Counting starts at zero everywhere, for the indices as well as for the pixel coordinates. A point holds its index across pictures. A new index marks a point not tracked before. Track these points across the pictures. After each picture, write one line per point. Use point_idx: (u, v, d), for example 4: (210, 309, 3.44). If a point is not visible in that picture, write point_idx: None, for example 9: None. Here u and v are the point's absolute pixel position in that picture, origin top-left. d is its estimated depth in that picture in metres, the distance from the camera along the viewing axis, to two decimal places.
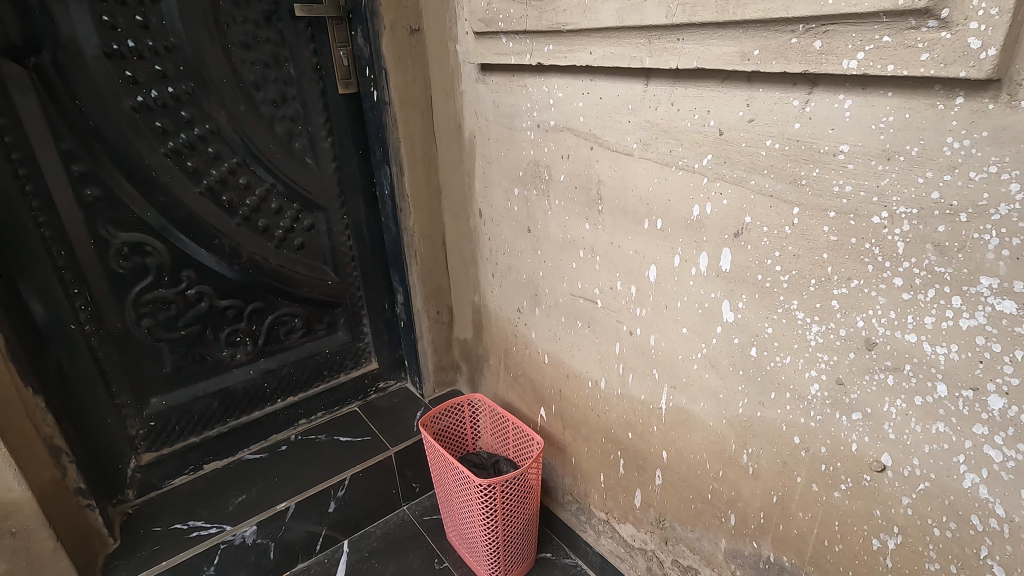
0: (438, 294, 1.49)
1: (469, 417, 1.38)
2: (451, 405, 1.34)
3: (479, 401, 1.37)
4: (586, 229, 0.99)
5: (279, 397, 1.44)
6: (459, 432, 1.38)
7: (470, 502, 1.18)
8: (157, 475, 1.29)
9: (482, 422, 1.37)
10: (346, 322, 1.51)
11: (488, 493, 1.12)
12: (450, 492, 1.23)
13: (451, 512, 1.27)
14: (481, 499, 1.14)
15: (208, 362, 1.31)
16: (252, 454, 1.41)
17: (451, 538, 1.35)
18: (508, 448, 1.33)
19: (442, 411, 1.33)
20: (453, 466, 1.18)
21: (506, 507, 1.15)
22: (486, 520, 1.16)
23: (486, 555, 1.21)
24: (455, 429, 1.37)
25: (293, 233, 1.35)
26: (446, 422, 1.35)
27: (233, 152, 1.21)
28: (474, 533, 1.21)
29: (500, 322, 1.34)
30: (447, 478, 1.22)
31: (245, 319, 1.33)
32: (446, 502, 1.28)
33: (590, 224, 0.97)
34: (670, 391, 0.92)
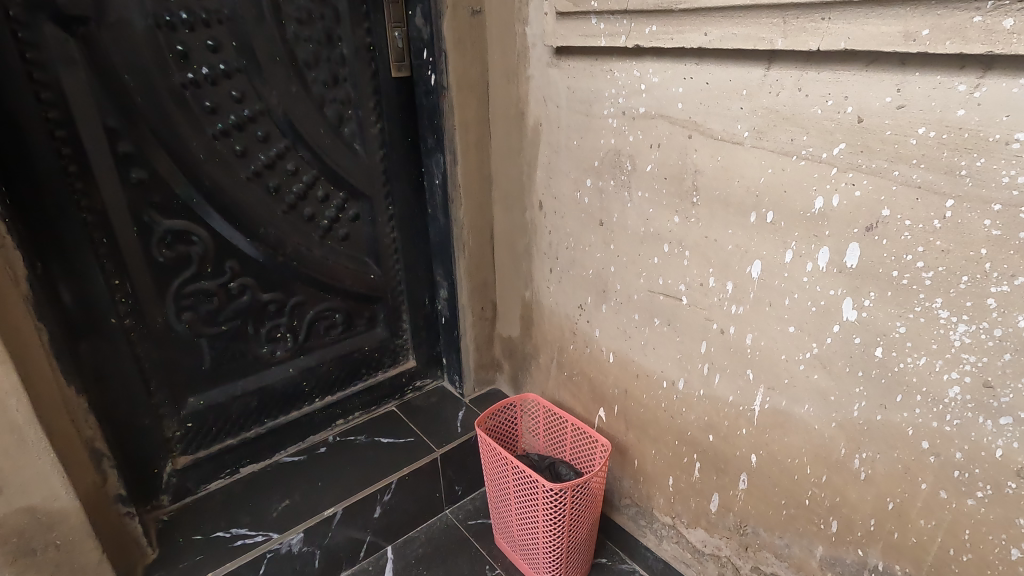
0: (483, 290, 1.43)
1: (519, 418, 1.34)
2: (503, 405, 1.29)
3: (530, 400, 1.33)
4: (674, 222, 0.94)
5: (317, 396, 1.37)
6: (508, 433, 1.33)
7: (534, 506, 1.12)
8: (193, 479, 1.21)
9: (533, 422, 1.33)
10: (386, 318, 1.44)
11: (557, 497, 1.07)
12: (508, 495, 1.18)
13: (506, 516, 1.22)
14: (548, 504, 1.09)
15: (247, 358, 1.23)
16: (289, 456, 1.34)
17: (502, 543, 1.30)
18: (563, 450, 1.29)
19: (494, 412, 1.28)
20: (514, 468, 1.13)
21: (573, 512, 1.10)
22: (551, 525, 1.11)
23: (547, 561, 1.17)
24: (505, 429, 1.33)
25: (338, 224, 1.28)
26: (497, 423, 1.30)
27: (283, 135, 1.13)
28: (535, 538, 1.16)
29: (555, 319, 1.29)
30: (505, 481, 1.17)
31: (287, 314, 1.26)
32: (501, 506, 1.23)
33: (681, 217, 0.92)
34: (766, 391, 0.88)
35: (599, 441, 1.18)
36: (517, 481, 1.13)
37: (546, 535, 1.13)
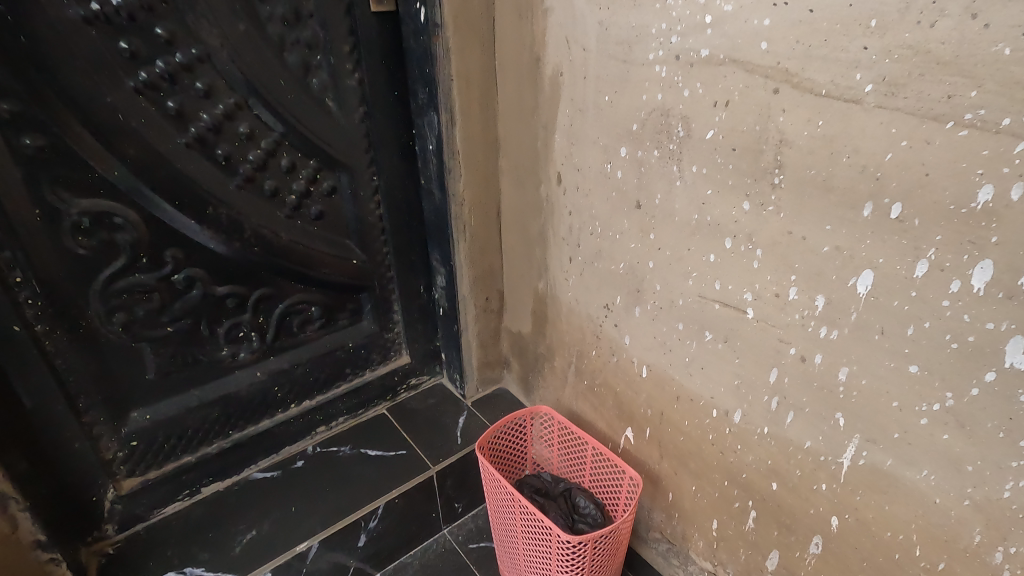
0: (488, 278, 1.21)
1: (529, 434, 1.13)
2: (509, 421, 1.09)
3: (543, 414, 1.12)
4: (741, 211, 0.69)
5: (292, 402, 1.17)
6: (516, 451, 1.13)
7: (544, 554, 0.93)
8: (144, 504, 1.03)
9: (546, 440, 1.13)
10: (373, 310, 1.23)
11: (575, 549, 0.87)
12: (514, 535, 0.99)
13: (514, 555, 1.03)
14: (563, 555, 0.89)
15: (203, 363, 1.03)
16: (261, 472, 1.16)
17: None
18: (581, 474, 1.08)
19: (498, 430, 1.08)
20: (521, 508, 0.93)
21: (593, 563, 0.90)
22: None
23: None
24: (512, 446, 1.13)
25: (310, 200, 1.04)
26: (502, 442, 1.10)
27: (231, 89, 0.89)
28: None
29: (574, 317, 1.06)
30: (511, 519, 0.97)
31: (250, 310, 1.05)
32: (507, 543, 1.03)
33: (751, 204, 0.68)
34: (861, 444, 0.66)
35: (626, 473, 0.97)
36: (526, 523, 0.93)
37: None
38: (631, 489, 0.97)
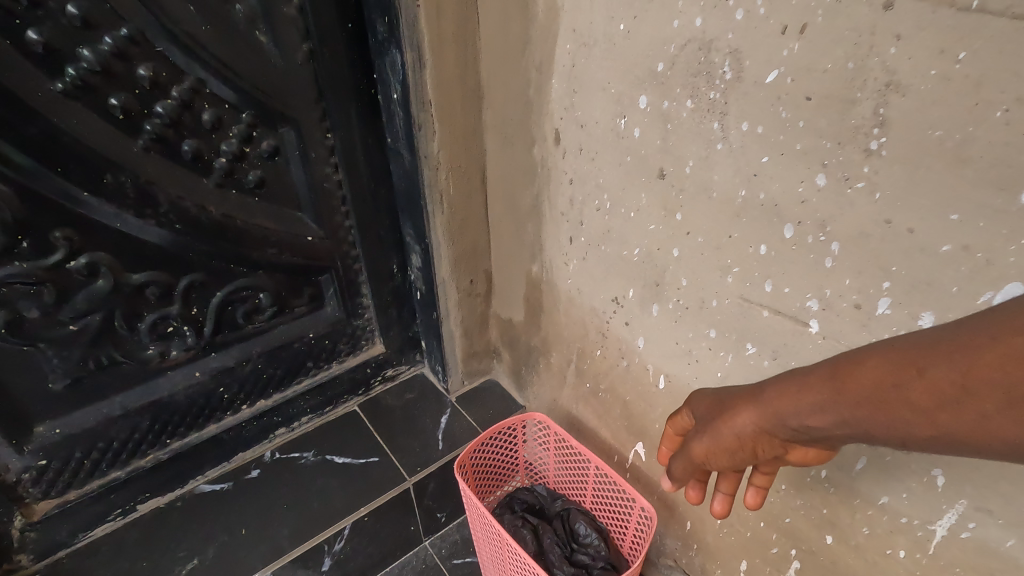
0: (472, 257, 1.01)
1: (521, 444, 0.96)
2: (497, 432, 0.92)
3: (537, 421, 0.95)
4: (813, 188, 0.49)
5: (243, 403, 1.00)
6: (506, 463, 0.97)
7: None
8: (66, 529, 0.88)
9: (542, 450, 0.96)
10: (337, 295, 1.04)
11: None
12: (503, 570, 0.83)
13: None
14: None
15: (124, 366, 0.85)
16: (209, 483, 1.00)
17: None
18: (582, 491, 0.92)
19: (484, 443, 0.91)
20: (509, 546, 0.77)
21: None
22: None
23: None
24: (501, 457, 0.96)
25: (245, 164, 0.84)
26: (489, 455, 0.93)
27: (118, 17, 0.66)
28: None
29: (575, 310, 0.87)
30: (498, 552, 0.82)
31: (179, 301, 0.86)
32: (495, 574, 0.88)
33: (829, 179, 0.47)
34: (966, 513, 0.48)
35: (637, 502, 0.80)
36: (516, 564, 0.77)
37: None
38: (643, 521, 0.81)
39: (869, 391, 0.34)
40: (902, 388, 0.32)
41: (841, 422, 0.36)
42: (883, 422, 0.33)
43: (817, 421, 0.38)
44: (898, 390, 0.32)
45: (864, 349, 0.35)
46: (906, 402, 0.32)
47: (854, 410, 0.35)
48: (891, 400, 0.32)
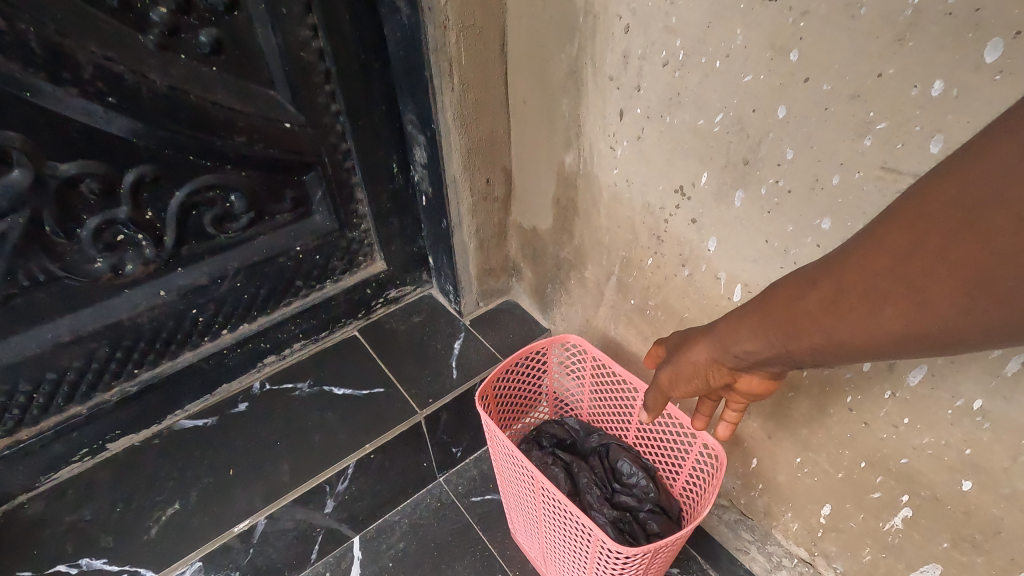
0: (489, 150, 0.83)
1: (550, 371, 0.82)
2: (523, 358, 0.77)
3: (570, 345, 0.80)
4: None
5: (223, 327, 0.86)
6: (532, 393, 0.83)
7: (577, 548, 0.65)
8: (23, 472, 0.76)
9: (575, 378, 0.82)
10: (326, 200, 0.86)
11: (624, 560, 0.59)
12: (535, 515, 0.71)
13: (534, 533, 0.77)
14: (604, 561, 0.62)
15: (67, 282, 0.69)
16: (191, 419, 0.87)
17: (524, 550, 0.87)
18: (624, 423, 0.79)
19: (508, 370, 0.77)
20: (546, 491, 0.64)
21: (651, 570, 0.63)
22: None
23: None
24: (527, 386, 0.82)
25: (194, 18, 0.63)
26: (514, 384, 0.79)
27: None
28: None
29: (620, 209, 0.70)
30: (530, 496, 0.69)
31: (128, 202, 0.69)
32: (524, 518, 0.77)
33: None
34: None
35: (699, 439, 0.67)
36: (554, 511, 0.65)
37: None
38: (704, 461, 0.68)
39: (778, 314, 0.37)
40: (799, 309, 0.35)
41: (765, 347, 0.39)
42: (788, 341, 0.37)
43: (746, 349, 0.41)
44: (796, 307, 0.36)
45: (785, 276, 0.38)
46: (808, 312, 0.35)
47: (769, 332, 0.38)
48: (792, 318, 0.36)
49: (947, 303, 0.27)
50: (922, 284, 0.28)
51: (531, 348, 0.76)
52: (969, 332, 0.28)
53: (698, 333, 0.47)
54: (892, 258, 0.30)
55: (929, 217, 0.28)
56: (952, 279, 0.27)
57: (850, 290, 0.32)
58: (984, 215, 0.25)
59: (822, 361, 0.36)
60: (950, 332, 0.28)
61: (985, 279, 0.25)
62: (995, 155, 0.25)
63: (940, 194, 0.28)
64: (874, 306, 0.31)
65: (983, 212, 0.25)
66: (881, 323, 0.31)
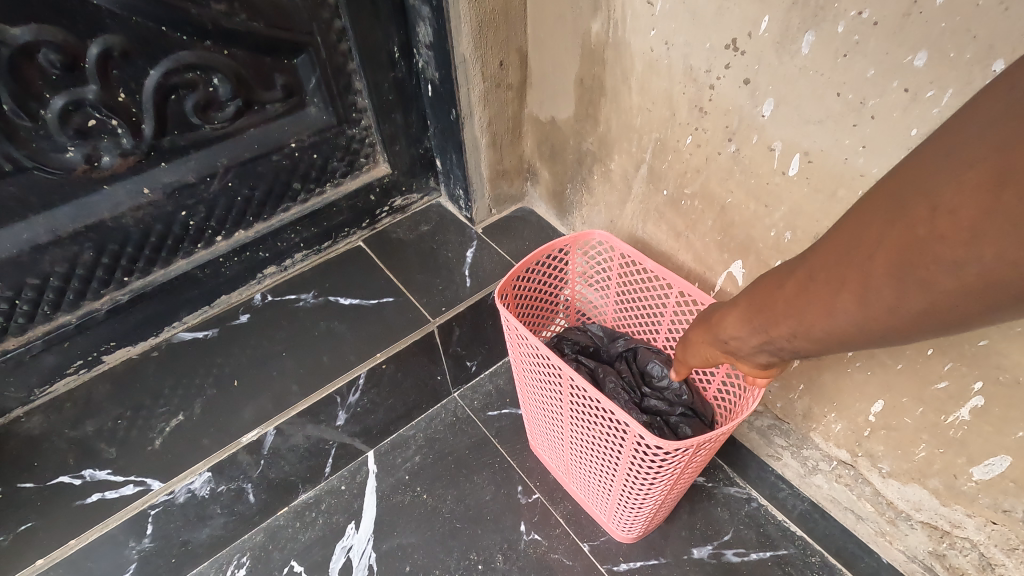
0: (503, 25, 0.73)
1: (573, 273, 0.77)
2: (546, 256, 0.71)
3: (595, 243, 0.74)
4: None
5: (217, 233, 0.79)
6: (555, 297, 0.78)
7: (607, 449, 0.61)
8: (15, 384, 0.71)
9: (601, 280, 0.77)
10: (321, 89, 0.77)
11: (662, 457, 0.55)
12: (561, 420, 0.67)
13: (556, 440, 0.73)
14: (639, 461, 0.57)
15: (37, 174, 0.62)
16: (190, 331, 0.82)
17: (545, 460, 0.84)
18: (654, 327, 0.75)
19: (529, 269, 0.71)
20: (575, 390, 0.59)
21: (687, 472, 0.59)
22: (637, 483, 0.62)
23: (623, 518, 0.71)
24: (547, 291, 0.77)
25: None
26: (534, 287, 0.74)
27: None
28: (608, 489, 0.68)
29: (656, 80, 0.61)
30: (555, 399, 0.65)
31: (95, 80, 0.60)
32: (546, 425, 0.73)
33: None
34: None
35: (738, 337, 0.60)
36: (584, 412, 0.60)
37: (630, 492, 0.64)
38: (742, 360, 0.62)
39: (758, 302, 0.36)
40: (774, 296, 0.35)
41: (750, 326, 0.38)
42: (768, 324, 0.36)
43: (736, 332, 0.40)
44: (777, 292, 0.34)
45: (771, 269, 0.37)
46: (779, 301, 0.34)
47: (755, 316, 0.37)
48: (772, 301, 0.35)
49: (887, 294, 0.26)
50: (868, 274, 0.27)
51: (556, 244, 0.70)
52: (924, 321, 0.26)
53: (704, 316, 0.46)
54: (840, 250, 0.29)
55: (881, 207, 0.27)
56: (891, 265, 0.26)
57: (816, 278, 0.31)
58: (917, 204, 0.25)
59: (805, 349, 0.35)
60: (901, 320, 0.27)
61: (917, 265, 0.25)
62: (939, 147, 0.24)
63: (893, 185, 0.27)
64: (833, 294, 0.30)
65: (911, 202, 0.25)
66: (841, 310, 0.29)
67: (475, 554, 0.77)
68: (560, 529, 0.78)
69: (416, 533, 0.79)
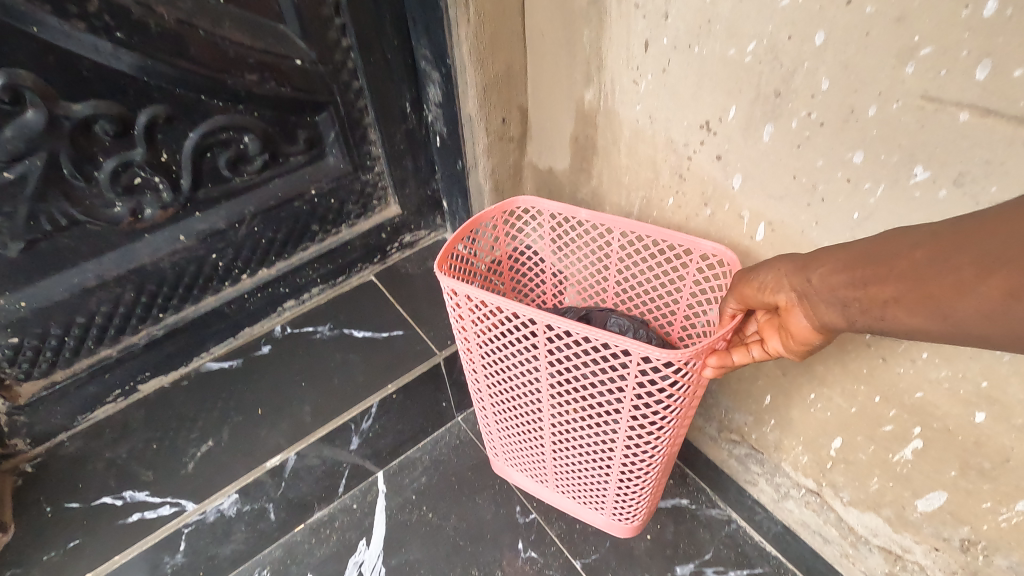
0: (506, 88, 0.80)
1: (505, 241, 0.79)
2: (481, 229, 0.75)
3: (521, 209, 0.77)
4: None
5: (243, 271, 0.86)
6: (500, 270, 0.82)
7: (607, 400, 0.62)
8: (61, 412, 0.79)
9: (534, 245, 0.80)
10: (339, 140, 0.85)
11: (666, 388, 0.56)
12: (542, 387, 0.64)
13: (531, 417, 0.71)
14: (644, 399, 0.58)
15: (89, 226, 0.70)
16: (217, 361, 0.89)
17: (512, 446, 0.82)
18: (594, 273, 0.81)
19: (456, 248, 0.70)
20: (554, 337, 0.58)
21: (695, 393, 0.59)
22: (645, 427, 0.62)
23: (625, 473, 0.70)
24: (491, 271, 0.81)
25: None
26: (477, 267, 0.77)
27: None
28: (607, 442, 0.67)
29: (643, 147, 0.69)
30: (534, 362, 0.62)
31: (142, 144, 0.68)
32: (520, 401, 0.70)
33: None
34: None
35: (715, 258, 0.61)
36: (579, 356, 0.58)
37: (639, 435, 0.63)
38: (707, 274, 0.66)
39: (862, 273, 0.38)
40: (884, 269, 0.36)
41: (842, 280, 0.39)
42: (845, 280, 0.39)
43: (823, 295, 0.41)
44: (888, 264, 0.36)
45: (872, 238, 0.39)
46: (889, 277, 0.36)
47: (854, 283, 0.38)
48: (882, 274, 0.36)
49: None
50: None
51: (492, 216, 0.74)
52: None
53: (776, 268, 0.46)
54: (990, 243, 0.30)
55: None
56: None
57: (955, 266, 0.32)
58: None
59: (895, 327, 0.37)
60: None
61: None
62: None
63: None
64: (955, 275, 0.32)
65: None
66: (969, 302, 0.31)
67: (476, 570, 0.83)
68: (555, 546, 0.85)
69: (422, 549, 0.86)
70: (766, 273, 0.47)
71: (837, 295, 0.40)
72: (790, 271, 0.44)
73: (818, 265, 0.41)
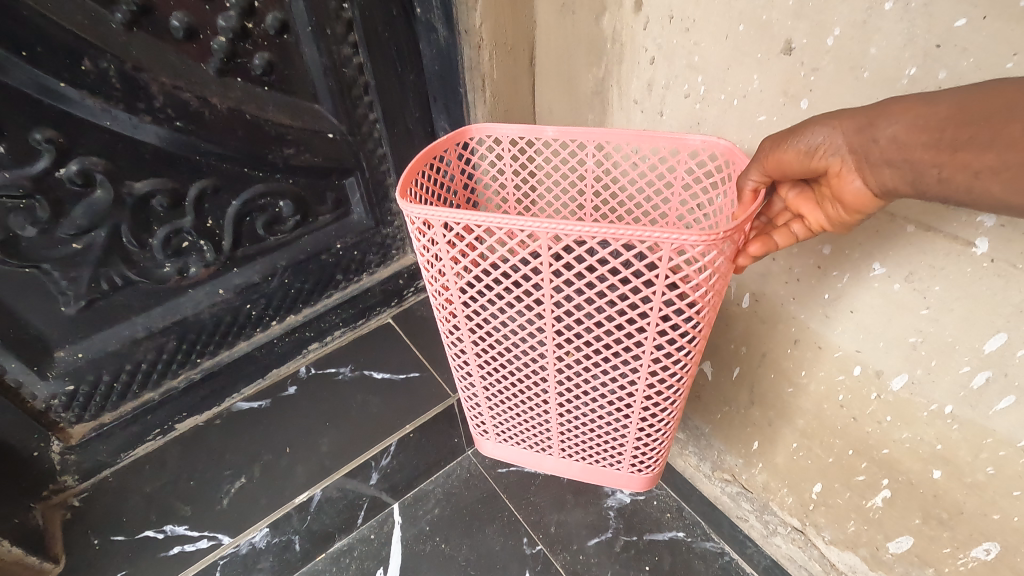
0: None
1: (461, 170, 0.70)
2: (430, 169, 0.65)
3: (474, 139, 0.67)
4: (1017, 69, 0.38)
5: (273, 318, 0.94)
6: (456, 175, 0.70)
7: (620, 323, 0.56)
8: (106, 450, 0.85)
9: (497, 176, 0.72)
10: (363, 199, 0.93)
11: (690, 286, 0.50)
12: (549, 326, 0.58)
13: (530, 367, 0.66)
14: (665, 305, 0.52)
15: (141, 285, 0.77)
16: (246, 401, 0.96)
17: (501, 412, 0.77)
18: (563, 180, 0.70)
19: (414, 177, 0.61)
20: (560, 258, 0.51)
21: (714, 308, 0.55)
22: (661, 351, 0.57)
23: (637, 417, 0.66)
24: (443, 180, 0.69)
25: (247, 44, 0.69)
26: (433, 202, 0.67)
27: None
28: (619, 381, 0.62)
29: None
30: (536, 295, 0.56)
31: (193, 213, 0.76)
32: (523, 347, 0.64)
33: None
34: None
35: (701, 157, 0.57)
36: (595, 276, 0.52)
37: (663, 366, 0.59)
38: (694, 175, 0.62)
39: (939, 138, 0.35)
40: (966, 134, 0.34)
41: (912, 142, 0.36)
42: (916, 151, 0.36)
43: (885, 165, 0.38)
44: (973, 129, 0.33)
45: (937, 97, 0.35)
46: (973, 145, 0.34)
47: (928, 151, 0.36)
48: (965, 141, 0.34)
49: None
50: None
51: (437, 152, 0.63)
52: None
53: (821, 127, 0.41)
54: None
55: None
56: None
57: None
58: None
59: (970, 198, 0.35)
60: None
61: None
62: None
63: None
64: None
65: None
66: None
67: None
68: None
69: None
70: (804, 135, 0.42)
71: (904, 162, 0.37)
72: (835, 138, 0.40)
73: (878, 127, 0.38)
